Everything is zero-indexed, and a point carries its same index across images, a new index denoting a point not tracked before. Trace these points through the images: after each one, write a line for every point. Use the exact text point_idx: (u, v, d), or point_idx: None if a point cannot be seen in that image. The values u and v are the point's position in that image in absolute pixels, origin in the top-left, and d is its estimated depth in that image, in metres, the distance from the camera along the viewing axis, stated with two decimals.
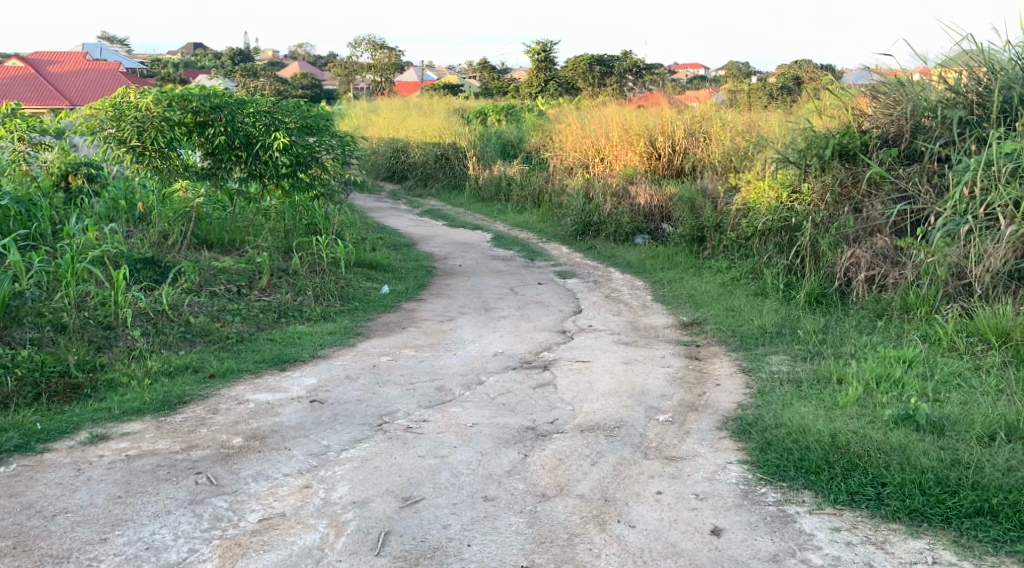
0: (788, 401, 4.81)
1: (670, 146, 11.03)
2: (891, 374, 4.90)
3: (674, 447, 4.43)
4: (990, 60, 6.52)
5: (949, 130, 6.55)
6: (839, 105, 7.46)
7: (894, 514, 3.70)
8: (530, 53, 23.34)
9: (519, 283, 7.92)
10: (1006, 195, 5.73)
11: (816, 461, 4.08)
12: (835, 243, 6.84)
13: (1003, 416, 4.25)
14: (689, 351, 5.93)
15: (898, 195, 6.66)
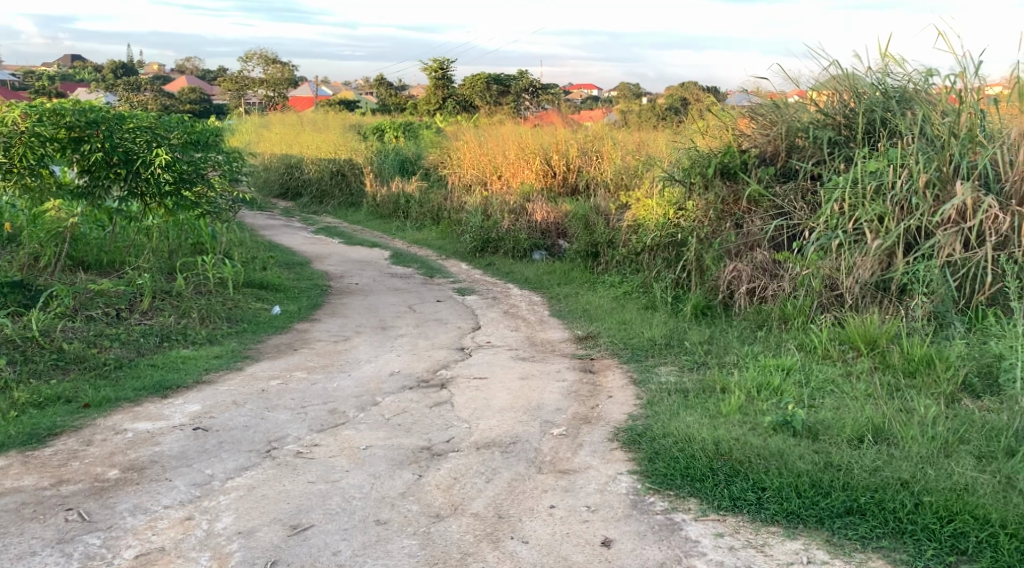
0: (675, 411, 4.96)
1: (565, 164, 11.22)
2: (770, 383, 5.13)
3: (568, 461, 4.50)
4: (854, 85, 6.87)
5: (820, 150, 6.94)
6: (720, 125, 7.79)
7: (773, 517, 3.86)
8: (427, 70, 23.40)
9: (417, 301, 7.91)
10: (872, 212, 6.11)
11: (700, 468, 4.21)
12: (719, 257, 7.09)
13: (871, 419, 4.48)
14: (583, 365, 6.03)
15: (775, 212, 6.98)
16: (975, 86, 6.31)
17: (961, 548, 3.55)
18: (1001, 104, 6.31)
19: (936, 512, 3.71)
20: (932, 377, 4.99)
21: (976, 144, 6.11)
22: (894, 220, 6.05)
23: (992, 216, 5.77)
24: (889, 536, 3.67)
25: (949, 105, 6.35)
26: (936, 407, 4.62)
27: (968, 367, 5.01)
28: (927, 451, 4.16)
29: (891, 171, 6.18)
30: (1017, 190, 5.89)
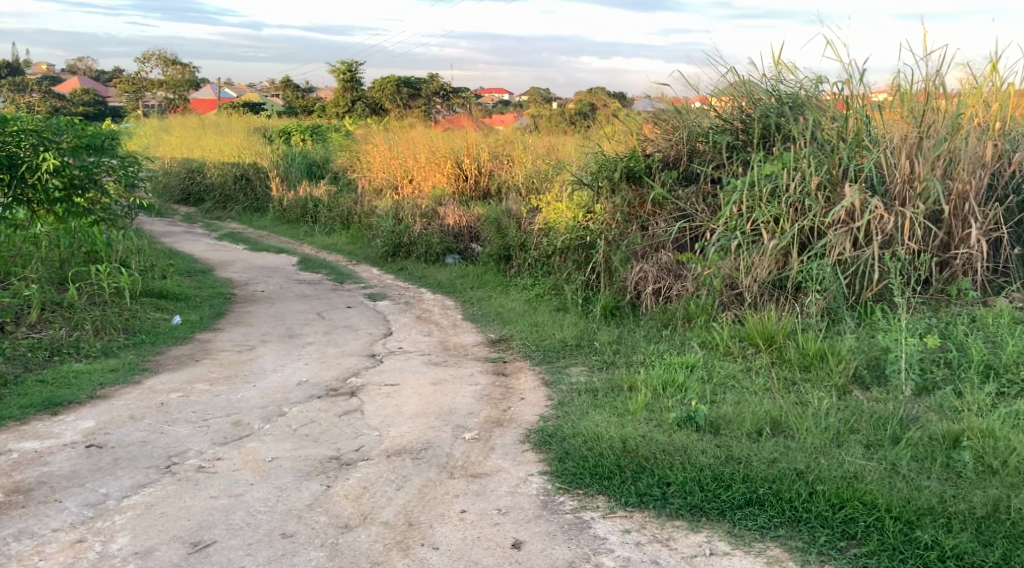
0: (584, 410, 5.03)
1: (476, 167, 11.24)
2: (675, 379, 5.25)
3: (479, 464, 4.51)
4: (750, 91, 7.06)
5: (719, 154, 7.13)
6: (625, 130, 7.88)
7: (677, 512, 3.95)
8: (335, 73, 23.09)
9: (327, 307, 7.80)
10: (767, 213, 6.35)
11: (608, 466, 4.28)
12: (626, 258, 7.23)
13: (768, 412, 4.64)
14: (496, 368, 6.05)
15: (678, 214, 7.16)
16: (860, 92, 6.61)
17: (851, 533, 3.70)
18: (885, 109, 6.57)
19: (829, 499, 3.87)
20: (825, 371, 5.20)
21: (862, 147, 6.41)
22: (788, 221, 6.29)
23: (878, 216, 6.03)
24: (785, 525, 3.81)
25: (837, 111, 6.63)
26: (829, 399, 4.81)
27: (859, 360, 5.22)
28: (819, 442, 4.33)
29: (784, 174, 6.41)
30: (901, 192, 6.18)
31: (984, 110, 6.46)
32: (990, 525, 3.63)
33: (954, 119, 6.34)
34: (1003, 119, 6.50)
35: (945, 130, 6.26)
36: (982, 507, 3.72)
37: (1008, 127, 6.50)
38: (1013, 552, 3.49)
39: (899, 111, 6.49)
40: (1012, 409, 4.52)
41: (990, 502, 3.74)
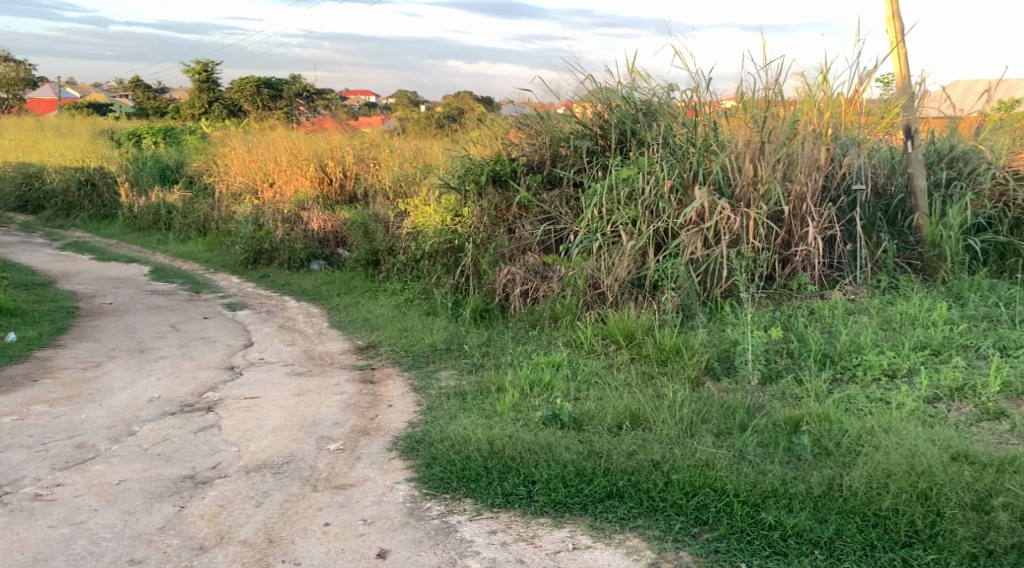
0: (452, 415, 4.99)
1: (340, 171, 11.05)
2: (542, 378, 5.30)
3: (344, 475, 4.41)
4: (608, 97, 7.20)
5: (581, 158, 7.27)
6: (490, 134, 7.88)
7: (542, 509, 4.00)
8: (190, 73, 22.22)
9: (182, 319, 7.46)
10: (626, 216, 6.53)
11: (475, 468, 4.28)
12: (494, 261, 7.23)
13: (628, 406, 4.75)
14: (363, 376, 5.94)
15: (543, 217, 7.25)
16: (707, 100, 6.89)
17: (704, 519, 3.84)
18: (729, 116, 6.88)
19: (683, 488, 4.00)
20: (681, 364, 5.38)
21: (710, 152, 6.68)
22: (645, 223, 6.50)
23: (725, 216, 6.31)
24: (644, 515, 3.91)
25: (687, 118, 6.89)
26: (684, 391, 4.97)
27: (710, 353, 5.43)
28: (674, 433, 4.47)
29: (640, 179, 6.60)
30: (745, 194, 6.48)
31: (817, 116, 6.80)
32: (825, 503, 3.83)
33: (791, 125, 6.68)
34: (834, 125, 6.89)
35: (784, 135, 6.61)
36: (819, 486, 3.92)
37: (839, 133, 6.92)
38: (846, 526, 3.70)
39: (742, 118, 6.77)
40: (846, 394, 4.82)
41: (825, 480, 3.94)
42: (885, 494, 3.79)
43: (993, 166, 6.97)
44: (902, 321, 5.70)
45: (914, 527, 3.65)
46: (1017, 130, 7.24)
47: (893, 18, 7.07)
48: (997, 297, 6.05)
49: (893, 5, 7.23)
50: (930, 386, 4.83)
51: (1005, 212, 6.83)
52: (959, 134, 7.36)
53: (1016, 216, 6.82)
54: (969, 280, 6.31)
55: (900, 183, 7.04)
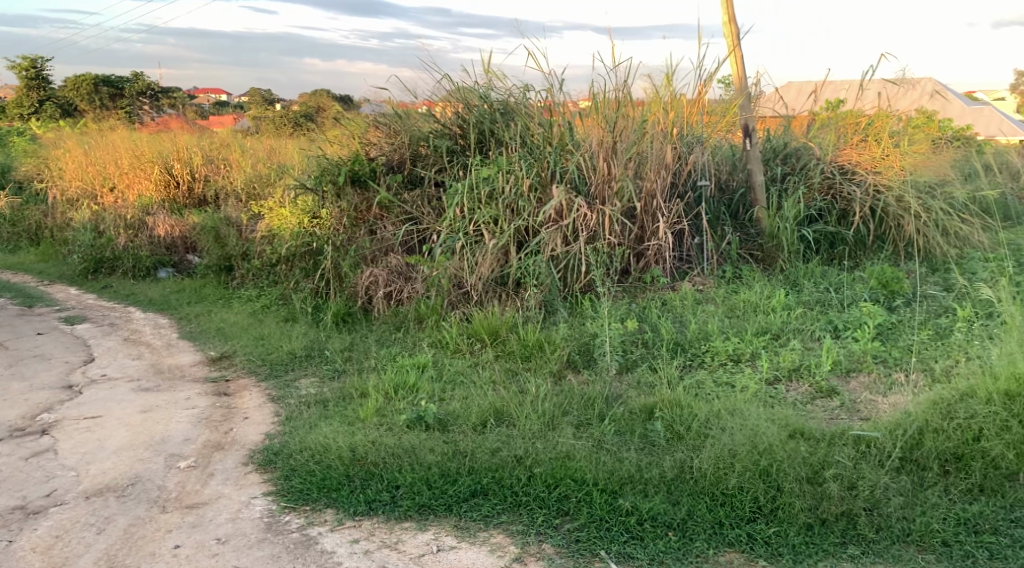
0: (313, 423, 4.84)
1: (189, 173, 10.57)
2: (407, 381, 5.20)
3: (197, 493, 4.21)
4: (466, 97, 7.19)
5: (441, 157, 7.23)
6: (347, 133, 7.65)
7: (406, 513, 3.95)
8: (17, 69, 20.74)
9: (13, 336, 6.96)
10: (487, 214, 6.55)
11: (336, 477, 4.17)
12: (355, 263, 7.03)
13: (493, 403, 4.74)
14: (217, 388, 5.69)
15: (405, 217, 7.17)
16: (562, 101, 7.00)
17: (565, 509, 3.89)
18: (581, 116, 7.01)
19: (545, 481, 4.05)
20: (542, 360, 5.41)
21: (566, 152, 6.81)
22: (506, 221, 6.54)
23: (582, 214, 6.45)
24: (508, 511, 3.92)
25: (543, 117, 6.97)
26: (546, 385, 5.01)
27: (571, 347, 5.51)
28: (536, 427, 4.51)
29: (500, 178, 6.66)
30: (600, 192, 6.63)
31: (663, 116, 7.04)
32: (677, 486, 3.96)
33: (639, 124, 6.90)
34: (680, 124, 7.15)
35: (634, 134, 6.79)
36: (671, 470, 4.05)
37: (684, 132, 7.18)
38: (696, 507, 3.84)
39: (594, 118, 6.92)
40: (695, 380, 5.01)
41: (677, 464, 4.08)
42: (731, 473, 3.95)
43: (822, 161, 7.43)
44: (745, 308, 5.98)
45: (758, 502, 3.82)
46: (842, 127, 7.70)
47: (729, 23, 7.40)
48: (827, 283, 6.46)
49: (729, 9, 7.57)
50: (770, 368, 5.08)
51: (833, 204, 7.26)
52: (791, 132, 7.81)
53: (843, 207, 7.27)
54: (803, 268, 6.71)
55: (741, 178, 7.38)
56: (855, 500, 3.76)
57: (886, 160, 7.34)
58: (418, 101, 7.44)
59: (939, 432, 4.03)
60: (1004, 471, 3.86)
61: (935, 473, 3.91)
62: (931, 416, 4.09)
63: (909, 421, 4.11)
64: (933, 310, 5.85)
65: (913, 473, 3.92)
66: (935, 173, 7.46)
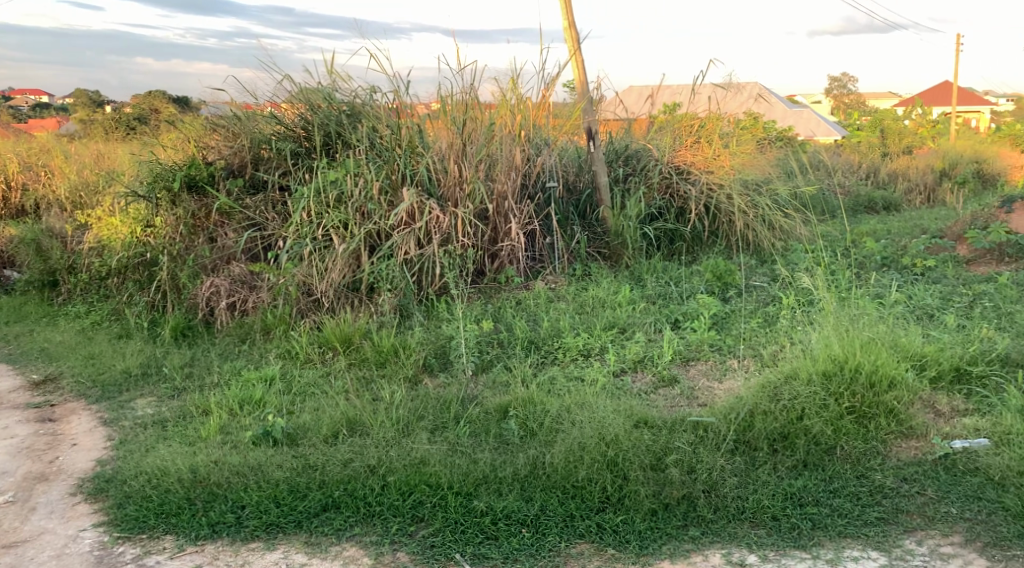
0: (150, 446, 4.57)
1: (5, 182, 9.87)
2: (253, 395, 4.98)
3: (15, 532, 3.92)
4: (309, 98, 7.00)
5: (285, 161, 7.00)
6: (182, 137, 7.33)
7: (253, 533, 3.80)
8: None
9: None
10: (336, 218, 6.38)
11: (175, 502, 3.97)
12: (194, 273, 6.70)
13: (345, 413, 4.61)
14: (40, 414, 5.29)
15: (248, 223, 6.87)
16: (410, 103, 6.96)
17: (420, 516, 3.86)
18: (431, 119, 6.99)
19: (399, 489, 4.00)
20: (398, 364, 5.29)
21: (415, 154, 6.76)
22: (356, 225, 6.39)
23: (434, 216, 6.42)
24: (360, 523, 3.85)
25: (390, 119, 6.88)
26: (400, 391, 4.90)
27: (426, 350, 5.43)
28: (390, 434, 4.43)
29: (348, 181, 6.51)
30: (452, 194, 6.64)
31: (511, 119, 7.13)
32: (530, 482, 4.01)
33: (487, 127, 6.96)
34: (526, 127, 7.28)
35: (482, 137, 6.87)
36: (524, 467, 4.09)
37: (533, 135, 7.35)
38: (548, 501, 3.89)
39: (442, 120, 6.91)
40: (548, 376, 5.07)
41: (530, 461, 4.13)
42: (580, 466, 4.03)
43: (660, 162, 7.71)
44: (593, 304, 6.12)
45: (606, 492, 3.92)
46: (678, 130, 8.00)
47: (570, 28, 7.57)
48: (668, 278, 6.72)
49: (570, 14, 7.76)
50: (617, 361, 5.23)
51: (671, 202, 7.57)
52: (631, 135, 8.06)
53: (681, 205, 7.59)
54: (647, 264, 6.97)
55: (587, 179, 7.55)
56: (694, 484, 3.92)
57: (716, 160, 7.75)
58: (264, 101, 7.16)
59: (768, 413, 4.23)
60: (824, 446, 4.09)
61: (765, 452, 4.10)
62: (761, 400, 4.29)
63: (741, 405, 4.31)
64: (761, 299, 6.19)
65: (745, 454, 4.11)
66: (760, 171, 7.98)
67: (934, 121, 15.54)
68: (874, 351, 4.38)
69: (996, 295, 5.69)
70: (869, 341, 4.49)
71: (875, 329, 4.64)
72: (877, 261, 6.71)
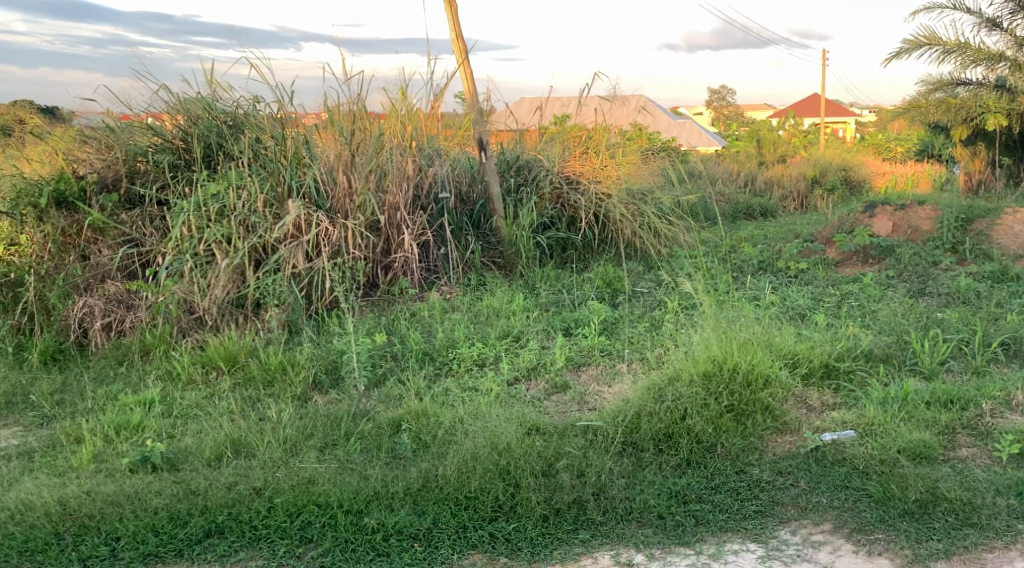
0: (13, 479, 4.34)
1: None
2: (130, 420, 4.79)
3: None
4: (186, 108, 6.86)
5: (163, 173, 6.81)
6: (48, 150, 6.91)
7: (129, 565, 3.68)
8: None
9: None
10: (218, 232, 6.21)
11: (42, 538, 3.80)
12: (65, 293, 6.32)
13: (228, 434, 4.50)
14: None
15: (123, 239, 6.62)
16: (296, 114, 6.94)
17: (308, 536, 3.80)
18: (319, 129, 6.96)
19: (287, 509, 3.93)
20: (286, 382, 5.18)
21: (302, 165, 6.71)
22: (239, 239, 6.23)
23: (322, 228, 6.35)
24: (246, 547, 3.77)
25: (275, 130, 6.79)
26: (288, 409, 4.81)
27: (316, 367, 5.35)
28: (277, 455, 4.35)
29: (230, 194, 6.39)
30: (342, 206, 6.60)
31: (400, 130, 7.15)
32: (422, 495, 4.00)
33: (377, 138, 6.94)
34: (417, 138, 7.31)
35: (371, 147, 6.83)
36: (416, 481, 4.08)
37: (423, 145, 7.42)
38: (440, 514, 3.89)
39: (330, 131, 6.87)
40: (442, 388, 5.07)
41: (423, 474, 4.11)
42: (472, 476, 4.05)
43: (550, 172, 7.84)
44: (487, 314, 6.17)
45: (498, 501, 3.94)
46: (567, 141, 8.18)
47: (457, 40, 7.62)
48: (560, 285, 6.84)
49: (456, 24, 7.80)
50: (510, 369, 5.28)
51: (562, 212, 7.73)
52: (522, 145, 8.17)
53: (571, 214, 7.74)
54: (540, 272, 7.07)
55: (480, 190, 7.61)
56: (584, 487, 3.99)
57: (605, 171, 7.90)
58: (142, 112, 6.97)
59: (652, 414, 4.37)
60: (705, 444, 4.23)
61: (651, 453, 4.22)
62: (646, 402, 4.43)
63: (628, 407, 4.44)
64: (649, 304, 6.37)
65: (633, 456, 4.22)
66: (646, 181, 8.16)
67: (805, 132, 16.34)
68: (750, 351, 4.62)
69: (862, 294, 6.03)
70: (746, 341, 4.72)
71: (751, 330, 4.88)
72: (754, 265, 7.01)
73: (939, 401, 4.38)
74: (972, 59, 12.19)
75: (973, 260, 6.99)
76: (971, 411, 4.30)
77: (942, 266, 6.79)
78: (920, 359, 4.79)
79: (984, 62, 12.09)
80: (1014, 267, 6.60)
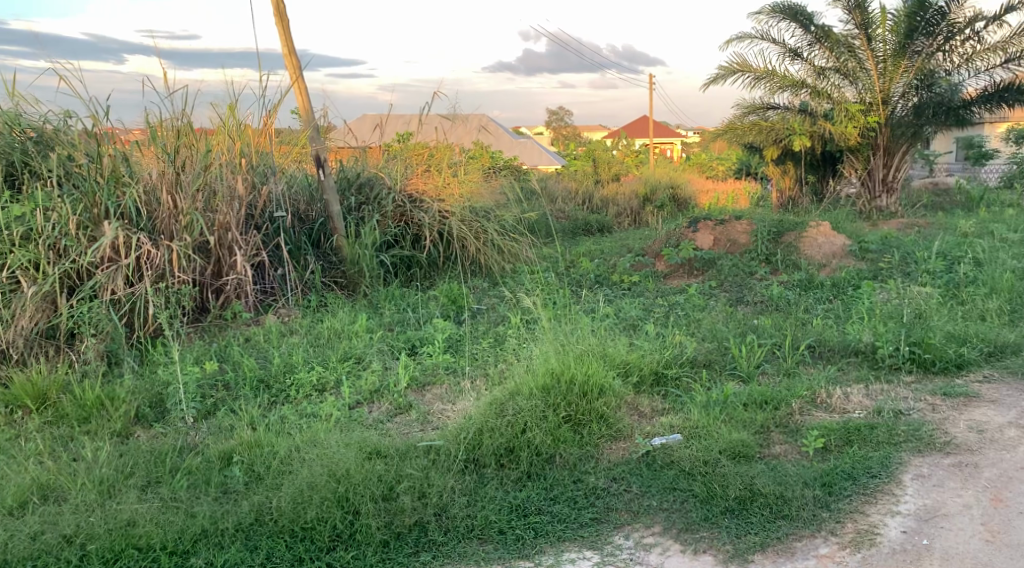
0: None
1: None
2: None
3: None
4: None
5: None
6: None
7: None
8: None
9: None
10: (24, 257, 5.75)
11: None
12: None
13: (35, 478, 4.19)
14: None
15: None
16: (110, 130, 6.47)
17: None
18: (141, 146, 6.62)
19: (102, 557, 3.74)
20: (105, 418, 4.88)
21: (121, 183, 6.31)
22: (48, 264, 5.83)
23: (144, 251, 6.06)
24: None
25: (88, 146, 6.35)
26: (105, 447, 4.52)
27: (139, 400, 5.06)
28: (91, 497, 4.06)
29: (37, 215, 5.92)
30: (166, 226, 6.33)
31: (229, 145, 6.91)
32: (255, 530, 3.87)
33: (205, 154, 6.69)
34: (249, 155, 7.08)
35: (198, 165, 6.57)
36: (248, 515, 3.92)
37: (257, 162, 7.19)
38: (274, 548, 3.79)
39: (153, 148, 6.57)
40: (279, 416, 4.90)
41: (255, 507, 3.96)
42: (309, 506, 3.91)
43: (392, 190, 7.78)
44: (327, 336, 6.04)
45: (336, 530, 3.85)
46: (409, 158, 8.16)
47: (291, 55, 7.47)
48: (405, 304, 6.80)
49: (289, 39, 7.62)
50: (352, 393, 5.18)
51: (406, 229, 7.65)
52: (362, 162, 8.08)
53: (416, 232, 7.69)
54: (383, 292, 7.00)
55: (319, 209, 7.51)
56: (424, 509, 3.96)
57: (448, 189, 7.94)
58: None
59: (494, 430, 4.37)
60: (544, 456, 4.29)
61: (492, 469, 4.24)
62: (487, 417, 4.44)
63: (470, 424, 4.44)
64: (492, 320, 6.42)
65: (473, 472, 4.23)
66: (489, 200, 8.28)
67: (637, 152, 17.08)
68: (586, 362, 4.75)
69: (687, 304, 6.33)
70: (582, 353, 4.86)
71: (586, 342, 5.02)
72: (591, 279, 7.22)
73: (755, 402, 4.66)
74: (779, 85, 13.11)
75: (785, 269, 7.49)
76: (783, 410, 4.60)
77: (759, 276, 7.23)
78: (738, 363, 5.07)
79: (789, 88, 13.05)
80: (820, 275, 7.11)
